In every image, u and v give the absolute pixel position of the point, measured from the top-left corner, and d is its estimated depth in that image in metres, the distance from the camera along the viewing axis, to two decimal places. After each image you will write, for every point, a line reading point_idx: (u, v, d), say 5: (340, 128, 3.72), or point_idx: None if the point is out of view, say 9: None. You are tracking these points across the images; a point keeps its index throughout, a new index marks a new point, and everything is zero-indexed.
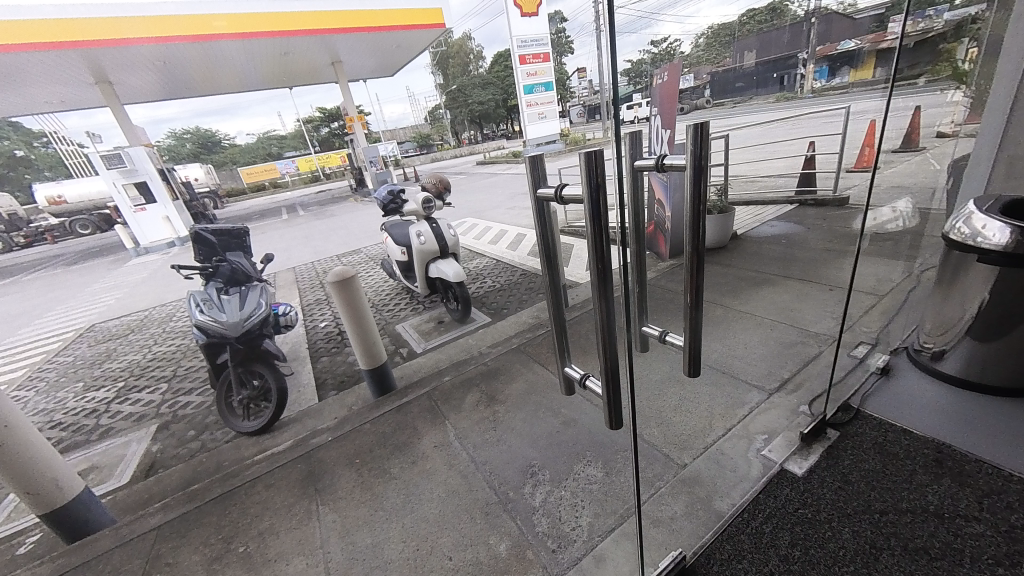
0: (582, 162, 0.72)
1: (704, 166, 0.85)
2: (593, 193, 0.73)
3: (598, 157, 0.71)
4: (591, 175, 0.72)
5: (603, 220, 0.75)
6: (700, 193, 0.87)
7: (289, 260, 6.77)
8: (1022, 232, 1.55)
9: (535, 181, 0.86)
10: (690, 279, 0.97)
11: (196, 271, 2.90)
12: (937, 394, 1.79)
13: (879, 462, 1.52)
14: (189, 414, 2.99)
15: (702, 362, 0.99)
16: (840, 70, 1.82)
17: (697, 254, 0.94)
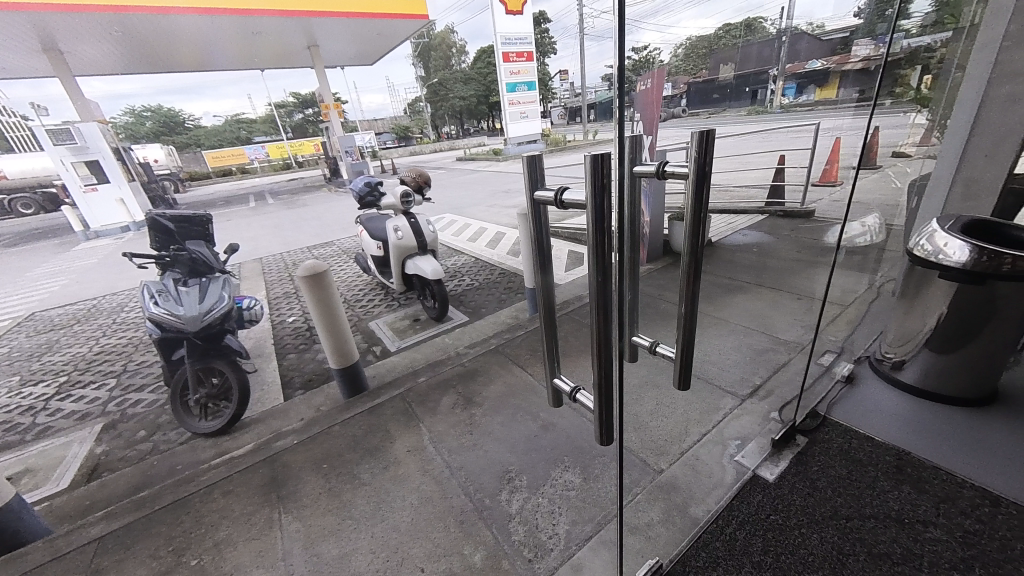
0: (585, 165, 0.68)
1: (707, 175, 0.84)
2: (598, 193, 0.70)
3: (605, 162, 0.67)
4: (595, 180, 0.69)
5: (607, 227, 0.72)
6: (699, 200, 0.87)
7: (256, 250, 6.48)
8: (979, 251, 1.63)
9: (531, 182, 0.82)
10: (686, 287, 0.97)
11: (150, 260, 2.68)
12: (897, 404, 1.89)
13: (845, 469, 1.57)
14: (140, 414, 2.78)
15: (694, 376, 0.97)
16: (807, 88, 1.90)
17: (694, 260, 0.94)
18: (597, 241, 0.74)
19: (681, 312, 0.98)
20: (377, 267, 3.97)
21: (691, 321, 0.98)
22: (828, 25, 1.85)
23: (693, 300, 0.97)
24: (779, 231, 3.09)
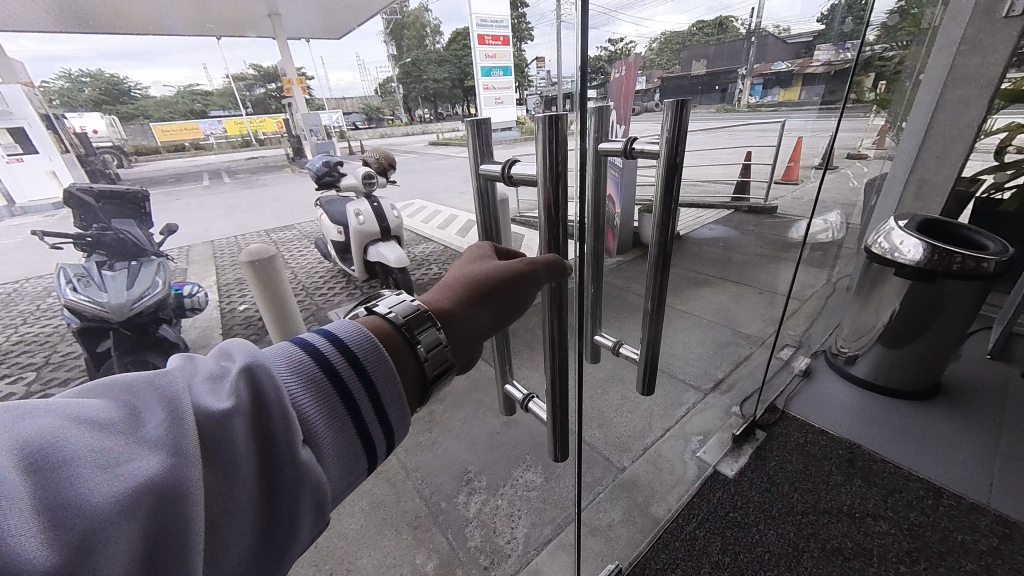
0: (538, 141, 0.59)
1: (677, 163, 0.79)
2: (549, 179, 0.61)
3: (560, 144, 0.58)
4: (549, 165, 0.60)
5: (559, 214, 0.65)
6: (668, 185, 0.81)
7: (207, 232, 6.01)
8: (933, 249, 1.68)
9: (479, 155, 0.75)
10: (652, 283, 0.91)
11: (68, 240, 2.37)
12: (849, 397, 1.94)
13: (801, 463, 1.59)
14: None
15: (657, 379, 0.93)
16: (773, 89, 1.84)
17: (661, 253, 0.89)
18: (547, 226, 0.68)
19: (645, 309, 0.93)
20: (338, 253, 3.75)
21: (656, 320, 0.93)
22: (793, 28, 1.73)
23: (657, 300, 0.92)
24: (745, 226, 3.13)
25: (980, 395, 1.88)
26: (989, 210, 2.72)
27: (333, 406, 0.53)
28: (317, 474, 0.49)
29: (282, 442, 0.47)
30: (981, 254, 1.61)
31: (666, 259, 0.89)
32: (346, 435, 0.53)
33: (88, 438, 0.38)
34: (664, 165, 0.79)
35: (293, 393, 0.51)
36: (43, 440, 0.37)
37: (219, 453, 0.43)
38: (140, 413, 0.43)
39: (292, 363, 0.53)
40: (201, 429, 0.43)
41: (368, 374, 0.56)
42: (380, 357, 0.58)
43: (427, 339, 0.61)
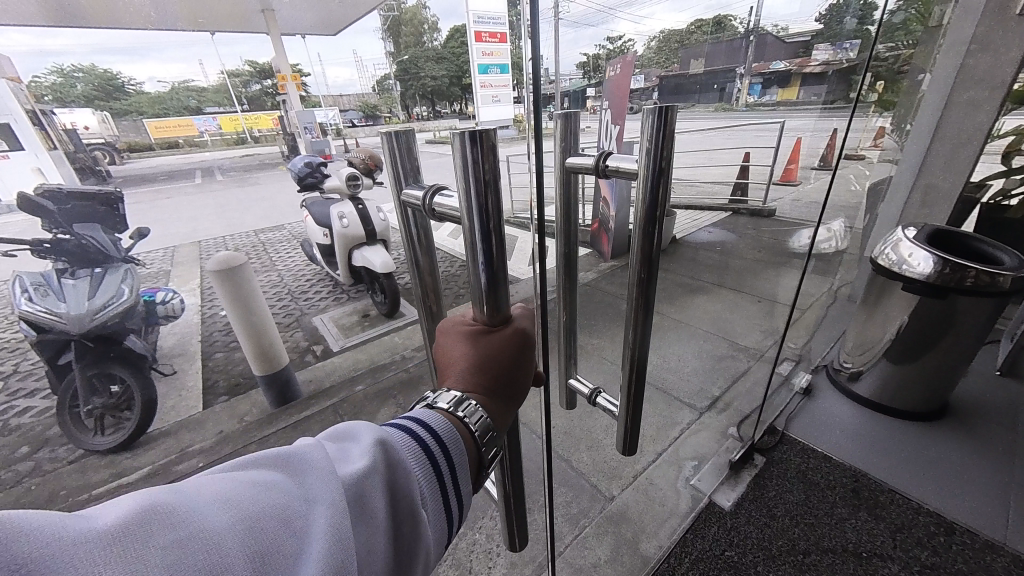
0: (458, 163, 0.48)
1: (666, 173, 0.55)
2: (474, 202, 0.50)
3: (484, 164, 0.47)
4: (473, 186, 0.49)
5: (486, 256, 0.54)
6: (651, 209, 0.57)
7: (194, 232, 5.87)
8: (944, 262, 1.57)
9: (398, 178, 0.68)
10: (632, 332, 0.68)
11: (24, 246, 2.25)
12: (853, 417, 1.83)
13: (803, 493, 1.48)
14: (28, 425, 2.43)
15: (638, 438, 0.78)
16: (771, 88, 1.71)
17: (643, 296, 0.65)
18: (473, 266, 0.56)
19: (624, 360, 0.71)
20: (323, 256, 3.62)
21: (638, 376, 0.72)
22: (790, 28, 1.65)
23: (639, 355, 0.70)
24: (743, 230, 3.02)
25: (993, 416, 1.77)
26: (995, 217, 2.61)
27: (440, 475, 0.51)
28: (429, 543, 0.48)
29: (405, 518, 0.46)
30: (995, 268, 1.50)
31: (650, 303, 0.66)
32: (450, 503, 0.52)
33: (256, 500, 0.37)
34: (644, 185, 0.56)
35: (412, 460, 0.50)
36: (223, 503, 0.36)
37: (368, 519, 0.42)
38: (293, 471, 0.42)
39: (406, 433, 0.52)
40: (349, 497, 0.41)
41: (448, 455, 0.52)
42: (451, 442, 0.53)
43: (472, 414, 0.55)
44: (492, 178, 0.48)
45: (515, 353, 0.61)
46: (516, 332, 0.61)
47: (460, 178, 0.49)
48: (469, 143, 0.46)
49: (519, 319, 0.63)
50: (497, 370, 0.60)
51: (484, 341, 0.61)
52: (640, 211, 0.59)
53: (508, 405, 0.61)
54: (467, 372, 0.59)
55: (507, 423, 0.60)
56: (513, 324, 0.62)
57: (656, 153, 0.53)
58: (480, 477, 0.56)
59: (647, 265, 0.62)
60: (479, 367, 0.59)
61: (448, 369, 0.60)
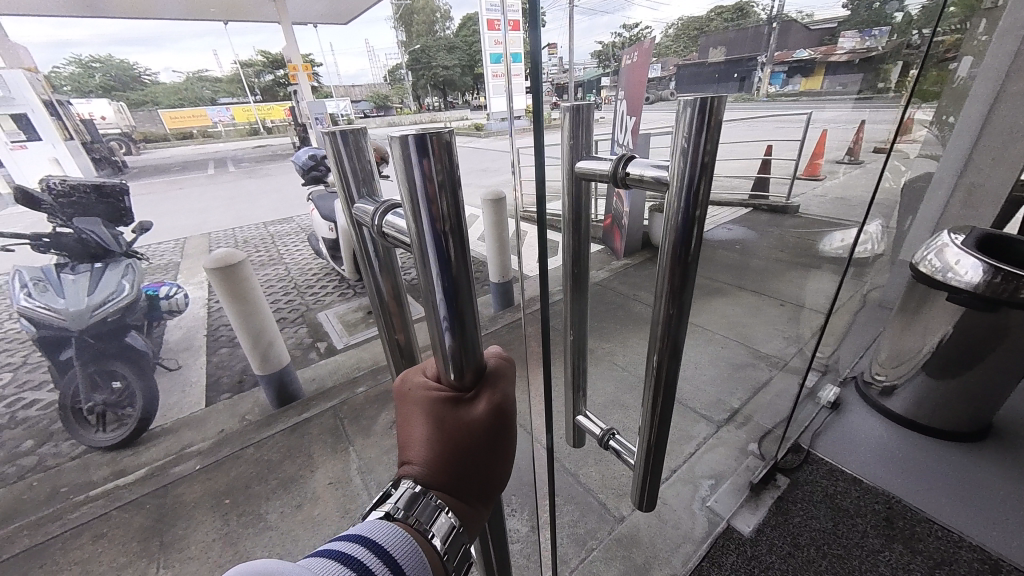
0: (401, 169, 0.40)
1: (708, 173, 0.44)
2: (424, 212, 0.42)
3: (437, 166, 0.40)
4: (419, 193, 0.41)
5: (438, 279, 0.45)
6: (687, 207, 0.45)
7: (204, 223, 5.87)
8: (995, 272, 1.42)
9: (348, 190, 0.59)
10: (657, 360, 0.55)
11: (25, 241, 2.24)
12: (884, 435, 1.70)
13: (830, 521, 1.38)
14: (33, 418, 2.43)
15: (658, 480, 0.65)
16: (793, 79, 1.36)
17: (674, 317, 0.52)
18: (427, 287, 0.47)
19: (645, 396, 0.59)
20: (329, 250, 3.56)
21: (663, 412, 0.59)
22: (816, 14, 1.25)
23: (667, 386, 0.57)
24: None
25: None
26: None
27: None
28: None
29: None
30: None
31: (683, 324, 0.53)
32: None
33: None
34: (677, 176, 0.45)
35: None
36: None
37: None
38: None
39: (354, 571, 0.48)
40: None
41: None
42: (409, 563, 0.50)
43: (441, 530, 0.51)
44: (444, 185, 0.40)
45: (489, 435, 0.54)
46: (490, 411, 0.54)
47: (403, 182, 0.41)
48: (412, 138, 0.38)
49: (490, 389, 0.54)
50: (468, 456, 0.54)
51: (453, 422, 0.53)
52: (674, 211, 0.47)
53: (478, 487, 0.56)
54: (433, 460, 0.53)
55: (475, 516, 0.55)
56: (487, 401, 0.54)
57: (697, 134, 0.41)
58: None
59: (681, 278, 0.49)
60: (447, 452, 0.53)
61: (410, 451, 0.54)
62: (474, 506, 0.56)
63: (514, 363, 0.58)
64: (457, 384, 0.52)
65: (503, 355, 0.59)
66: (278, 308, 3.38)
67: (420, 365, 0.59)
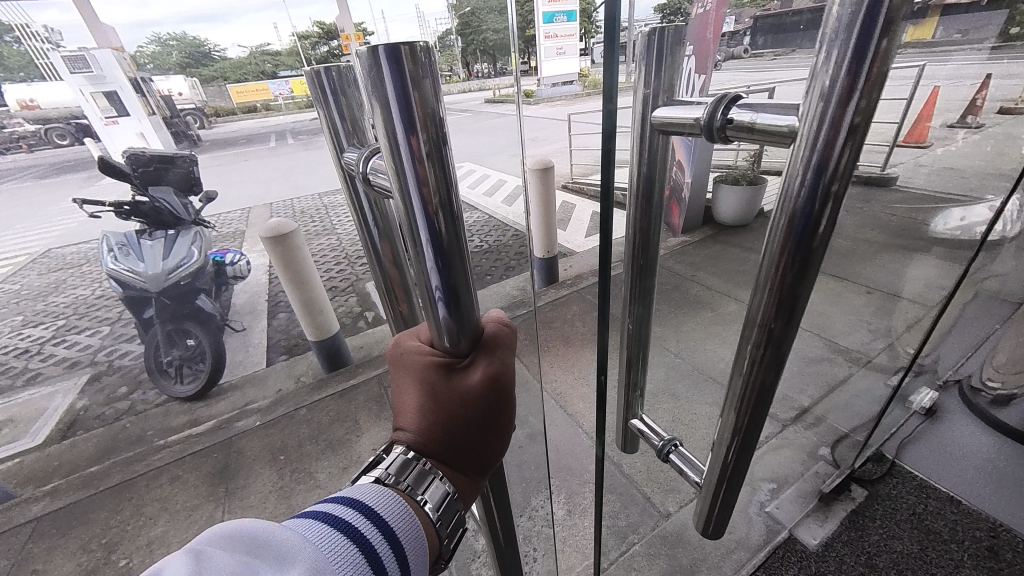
0: (387, 133, 0.36)
1: (850, 136, 0.31)
2: (412, 183, 0.38)
3: (420, 128, 0.35)
4: (404, 155, 0.37)
5: (429, 251, 0.42)
6: (816, 183, 0.33)
7: (266, 194, 6.21)
8: None
9: (342, 140, 0.70)
10: (746, 373, 0.45)
11: (108, 208, 2.45)
12: (991, 450, 1.45)
13: (917, 544, 1.22)
14: (126, 368, 2.75)
15: (729, 500, 0.56)
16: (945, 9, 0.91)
17: (777, 327, 0.41)
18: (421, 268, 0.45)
19: (727, 412, 0.49)
20: None
21: (748, 434, 0.49)
22: None
23: (758, 403, 0.46)
24: None
25: None
26: None
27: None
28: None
29: None
30: None
31: (790, 334, 0.41)
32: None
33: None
34: (807, 139, 0.32)
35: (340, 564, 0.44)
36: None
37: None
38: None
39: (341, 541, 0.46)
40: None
41: (400, 548, 0.48)
42: (405, 529, 0.49)
43: (434, 496, 0.51)
44: (431, 162, 0.37)
45: (484, 405, 0.52)
46: (485, 381, 0.51)
47: (387, 149, 0.37)
48: (391, 96, 0.34)
49: (484, 362, 0.51)
50: (463, 426, 0.53)
51: (446, 391, 0.51)
52: (798, 188, 0.34)
53: (476, 456, 0.55)
54: (426, 427, 0.52)
55: (470, 484, 0.55)
56: (482, 371, 0.51)
57: (846, 90, 0.28)
58: (438, 564, 0.54)
59: (794, 277, 0.37)
60: (441, 421, 0.52)
61: (403, 417, 0.53)
62: (468, 473, 0.55)
63: (515, 332, 0.54)
64: (451, 352, 0.50)
65: (503, 322, 0.55)
66: (330, 276, 3.53)
67: (416, 330, 0.57)
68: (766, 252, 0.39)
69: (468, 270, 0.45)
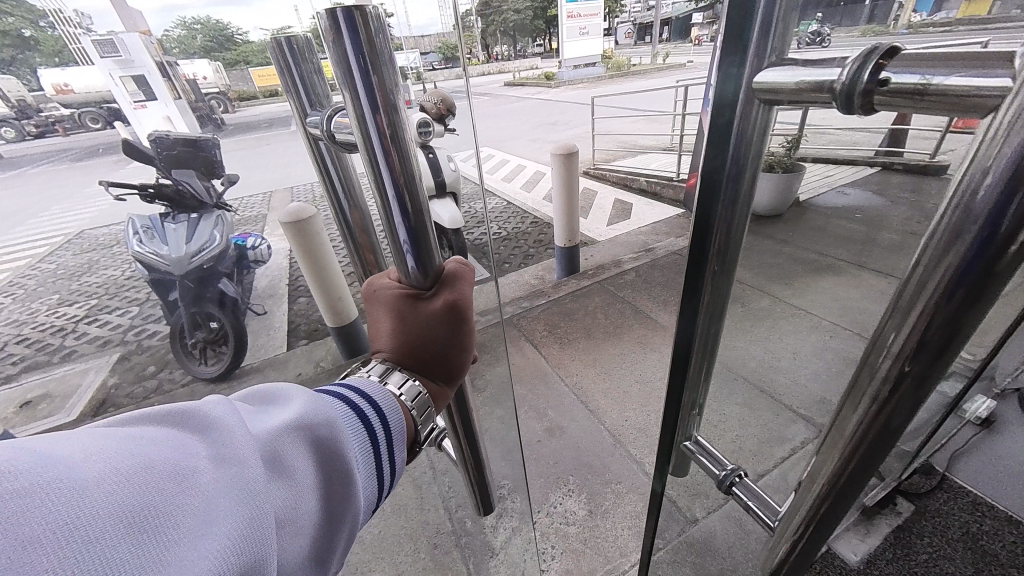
0: (358, 119, 0.51)
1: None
2: (379, 154, 0.52)
3: (383, 116, 0.50)
4: (373, 137, 0.51)
5: (394, 210, 0.57)
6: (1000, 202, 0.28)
7: (287, 178, 6.24)
8: None
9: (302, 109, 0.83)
10: (864, 412, 0.44)
11: (133, 192, 2.48)
12: None
13: (970, 566, 1.13)
14: (154, 348, 2.82)
15: (825, 529, 0.56)
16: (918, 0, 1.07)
17: (917, 367, 0.38)
18: (390, 220, 0.59)
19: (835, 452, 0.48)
20: None
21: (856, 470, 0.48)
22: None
23: (875, 442, 0.45)
24: None
25: None
26: None
27: (375, 445, 0.53)
28: (361, 508, 0.49)
29: (338, 475, 0.48)
30: None
31: (934, 372, 0.39)
32: (386, 476, 0.54)
33: (147, 452, 0.35)
34: (994, 143, 0.27)
35: (344, 425, 0.51)
36: (110, 458, 0.33)
37: (287, 475, 0.42)
38: (193, 428, 0.40)
39: (340, 402, 0.54)
40: (266, 457, 0.42)
41: (386, 429, 0.55)
42: (390, 415, 0.55)
43: (409, 391, 0.59)
44: (392, 131, 0.51)
45: (446, 326, 0.62)
46: (446, 307, 0.61)
47: (357, 119, 0.50)
48: (358, 76, 0.47)
49: (447, 292, 0.61)
50: (429, 345, 0.63)
51: (415, 313, 0.62)
52: (973, 203, 0.30)
53: (444, 374, 0.65)
54: (397, 346, 0.62)
55: (439, 393, 0.65)
56: (444, 298, 0.61)
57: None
58: (414, 447, 0.63)
59: (949, 317, 0.34)
60: (412, 339, 0.62)
61: (379, 341, 0.64)
62: (439, 384, 0.65)
63: (473, 268, 0.64)
64: (418, 281, 0.60)
65: (464, 262, 0.64)
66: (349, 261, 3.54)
67: (392, 271, 0.68)
68: (916, 280, 0.36)
69: (425, 217, 0.59)
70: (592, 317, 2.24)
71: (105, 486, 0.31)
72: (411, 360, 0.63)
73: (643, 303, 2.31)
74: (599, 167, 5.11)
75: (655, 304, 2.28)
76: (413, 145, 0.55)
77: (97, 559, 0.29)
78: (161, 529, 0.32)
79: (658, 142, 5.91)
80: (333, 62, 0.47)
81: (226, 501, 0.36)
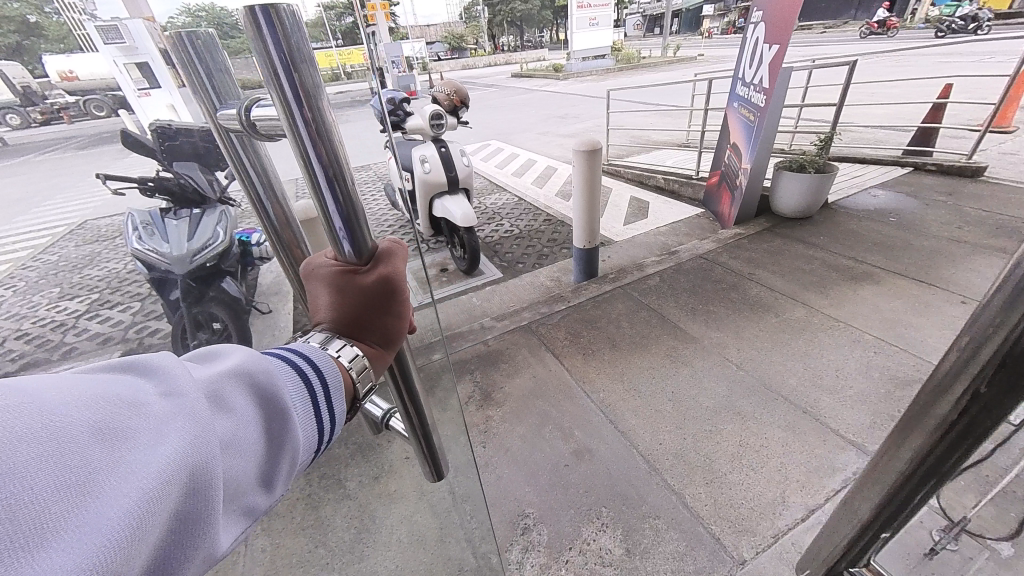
0: (283, 109, 0.54)
1: None
2: (307, 141, 0.56)
3: (307, 105, 0.54)
4: (301, 126, 0.55)
5: (324, 193, 0.61)
6: None
7: None
8: None
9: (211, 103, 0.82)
10: None
11: (134, 185, 2.35)
12: None
13: None
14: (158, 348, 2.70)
15: None
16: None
17: None
18: (324, 208, 0.62)
19: None
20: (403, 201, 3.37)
21: None
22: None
23: None
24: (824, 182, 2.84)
25: None
26: None
27: (310, 393, 0.58)
28: (298, 444, 0.54)
29: (281, 417, 0.53)
30: None
31: None
32: (322, 421, 0.59)
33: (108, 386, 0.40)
34: None
35: (283, 379, 0.56)
36: (64, 389, 0.38)
37: (228, 408, 0.48)
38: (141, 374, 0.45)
39: (279, 360, 0.59)
40: (209, 395, 0.47)
41: (325, 384, 0.60)
42: (327, 371, 0.61)
43: (347, 354, 0.64)
44: (317, 123, 0.56)
45: (381, 294, 0.68)
46: (379, 278, 0.67)
47: (283, 112, 0.55)
48: (283, 72, 0.52)
49: (381, 264, 0.68)
50: (366, 312, 0.68)
51: (349, 284, 0.67)
52: None
53: (381, 340, 0.71)
54: (333, 316, 0.67)
55: (380, 357, 0.70)
56: (377, 270, 0.67)
57: None
58: (355, 404, 0.67)
59: None
60: (349, 308, 0.67)
61: (318, 313, 0.68)
62: (378, 347, 0.70)
63: (402, 248, 0.72)
64: (352, 256, 0.66)
65: (393, 243, 0.73)
66: None
67: (325, 252, 0.73)
68: None
69: (355, 203, 0.64)
70: (616, 326, 2.11)
71: (72, 405, 0.37)
72: (348, 326, 0.67)
73: (669, 311, 2.18)
74: (614, 163, 4.94)
75: (683, 313, 2.15)
76: (336, 132, 0.60)
77: (74, 454, 0.34)
78: (126, 436, 0.38)
79: (675, 141, 5.75)
80: (257, 54, 0.51)
81: (179, 422, 0.42)
